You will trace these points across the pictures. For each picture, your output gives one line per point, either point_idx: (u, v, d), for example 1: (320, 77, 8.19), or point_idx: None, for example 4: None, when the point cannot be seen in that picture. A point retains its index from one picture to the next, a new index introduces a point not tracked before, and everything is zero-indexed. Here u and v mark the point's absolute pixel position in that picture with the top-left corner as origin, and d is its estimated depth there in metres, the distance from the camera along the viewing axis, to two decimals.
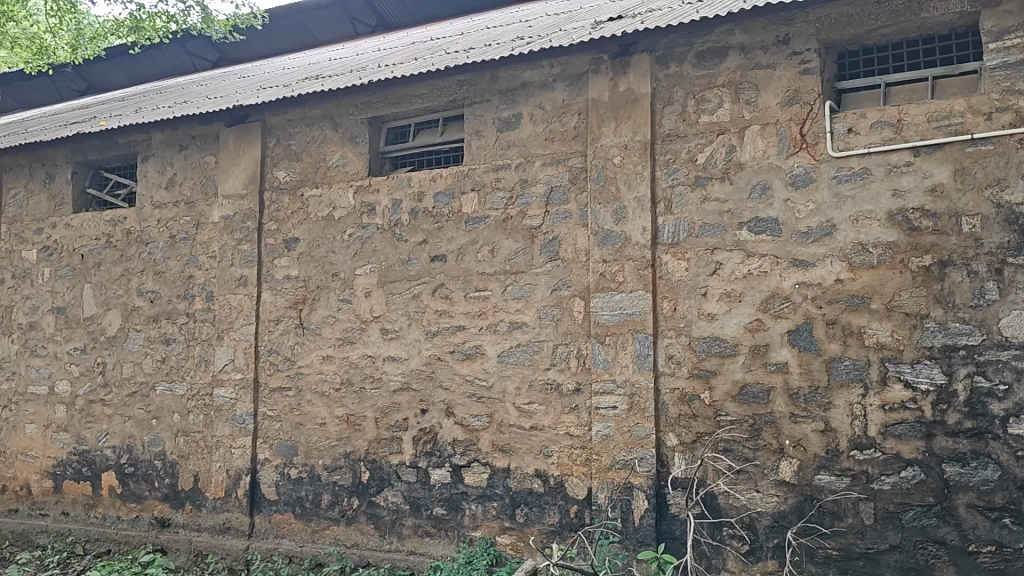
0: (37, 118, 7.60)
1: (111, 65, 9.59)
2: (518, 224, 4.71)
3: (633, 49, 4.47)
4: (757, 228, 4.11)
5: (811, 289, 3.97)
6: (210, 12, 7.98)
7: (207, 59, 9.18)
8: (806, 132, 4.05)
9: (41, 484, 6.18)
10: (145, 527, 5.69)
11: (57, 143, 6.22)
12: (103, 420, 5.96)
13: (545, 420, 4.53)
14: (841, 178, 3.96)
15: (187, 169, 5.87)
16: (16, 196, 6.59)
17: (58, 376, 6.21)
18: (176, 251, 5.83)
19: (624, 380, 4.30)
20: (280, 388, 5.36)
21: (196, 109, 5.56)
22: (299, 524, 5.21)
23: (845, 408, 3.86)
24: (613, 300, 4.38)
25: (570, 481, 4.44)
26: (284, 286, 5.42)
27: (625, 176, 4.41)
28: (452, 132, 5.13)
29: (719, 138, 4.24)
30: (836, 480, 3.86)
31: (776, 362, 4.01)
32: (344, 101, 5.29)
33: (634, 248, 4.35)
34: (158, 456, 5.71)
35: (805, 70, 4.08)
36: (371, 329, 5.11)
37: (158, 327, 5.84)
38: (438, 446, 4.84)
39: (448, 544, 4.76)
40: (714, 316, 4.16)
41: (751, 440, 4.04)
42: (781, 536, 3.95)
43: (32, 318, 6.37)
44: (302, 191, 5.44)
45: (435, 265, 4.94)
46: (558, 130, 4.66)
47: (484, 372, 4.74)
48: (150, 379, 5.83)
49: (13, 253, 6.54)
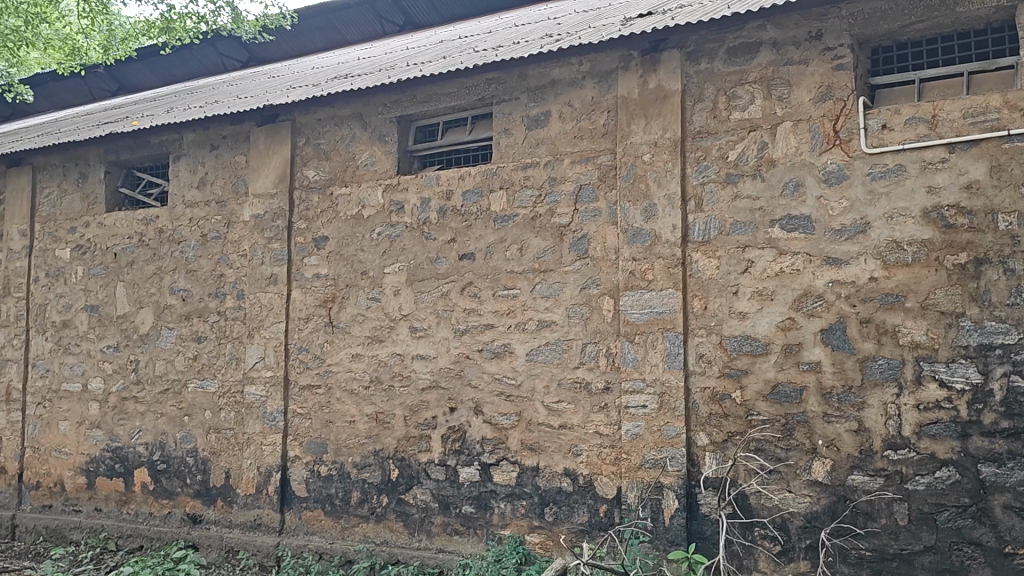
0: (70, 118, 7.70)
1: (143, 65, 9.69)
2: (546, 223, 4.70)
3: (663, 45, 4.43)
4: (790, 225, 4.06)
5: (845, 287, 3.92)
6: (240, 13, 8.03)
7: (237, 59, 9.25)
8: (840, 128, 4.01)
9: (75, 480, 6.25)
10: (177, 523, 5.75)
11: (90, 142, 6.29)
12: (136, 417, 6.03)
13: (574, 419, 4.52)
14: (875, 174, 3.91)
15: (218, 168, 5.91)
16: (49, 196, 6.67)
17: (91, 373, 6.28)
18: (207, 250, 5.87)
19: (653, 379, 4.28)
20: (309, 386, 5.38)
21: (227, 109, 5.59)
22: (329, 521, 5.23)
23: (880, 408, 3.81)
24: (643, 298, 4.35)
25: (599, 480, 4.42)
26: (314, 284, 5.45)
27: (655, 173, 4.38)
28: (481, 129, 5.13)
29: (750, 135, 4.20)
30: (870, 480, 3.81)
31: (808, 362, 3.97)
32: (373, 100, 5.31)
33: (664, 246, 4.32)
34: (190, 453, 5.76)
35: (838, 65, 4.03)
36: (400, 327, 5.12)
37: (190, 324, 5.89)
38: (467, 444, 4.84)
39: (477, 542, 4.77)
40: (746, 315, 4.12)
41: (784, 440, 4.00)
42: (814, 537, 3.91)
43: (66, 316, 6.45)
44: (331, 190, 5.46)
45: (464, 263, 4.94)
46: (587, 128, 4.64)
47: (513, 370, 4.73)
48: (182, 375, 5.88)
49: (47, 252, 6.62)
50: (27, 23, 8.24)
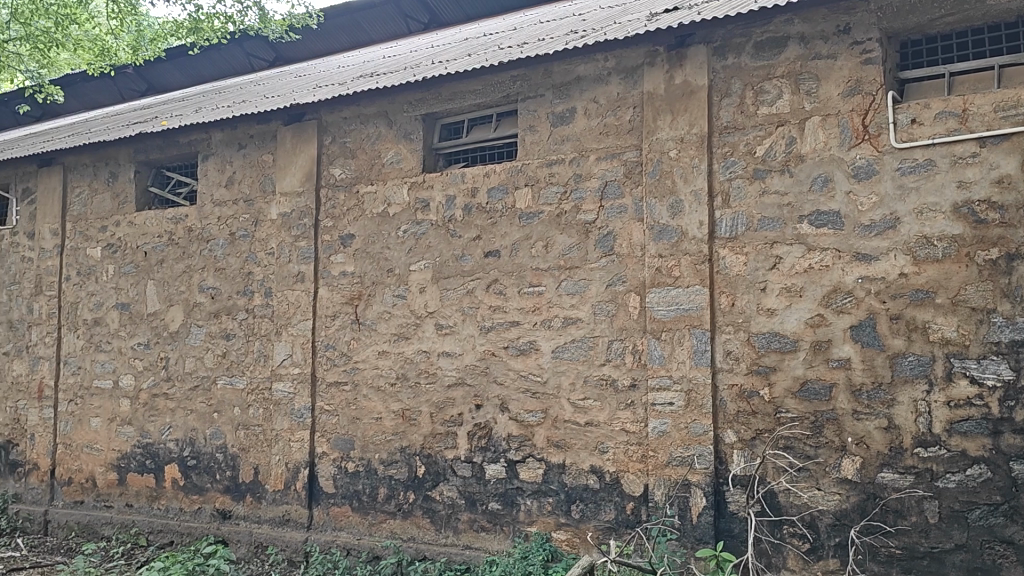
0: (100, 118, 7.78)
1: (171, 66, 9.79)
2: (572, 220, 4.70)
3: (690, 41, 4.40)
4: (819, 221, 4.04)
5: (875, 284, 3.89)
6: (267, 11, 8.07)
7: (264, 59, 9.32)
8: (869, 123, 3.98)
9: (106, 476, 6.33)
10: (207, 518, 5.81)
11: (120, 142, 6.36)
12: (166, 413, 6.09)
13: (601, 416, 4.51)
14: (905, 169, 3.87)
15: (246, 167, 5.96)
16: (80, 195, 6.75)
17: (122, 370, 6.36)
18: (235, 249, 5.92)
19: (681, 376, 4.26)
20: (336, 382, 5.42)
21: (255, 109, 5.63)
22: (356, 517, 5.26)
23: (910, 405, 3.78)
24: (669, 294, 4.34)
25: (626, 477, 4.41)
26: (340, 282, 5.48)
27: (681, 169, 4.37)
28: (506, 126, 5.13)
29: (778, 130, 4.18)
30: (899, 478, 3.78)
31: (838, 359, 3.94)
32: (398, 98, 5.33)
33: (692, 242, 4.31)
34: (219, 449, 5.82)
35: (867, 59, 4.00)
36: (426, 325, 5.13)
37: (219, 322, 5.94)
38: (493, 441, 4.85)
39: (504, 539, 4.77)
40: (774, 311, 4.10)
41: (813, 437, 3.97)
42: (842, 535, 3.89)
43: (97, 314, 6.53)
44: (357, 188, 5.49)
45: (489, 260, 4.95)
46: (613, 124, 4.63)
47: (539, 367, 4.73)
48: (211, 372, 5.93)
49: (79, 251, 6.70)
50: (57, 24, 8.35)
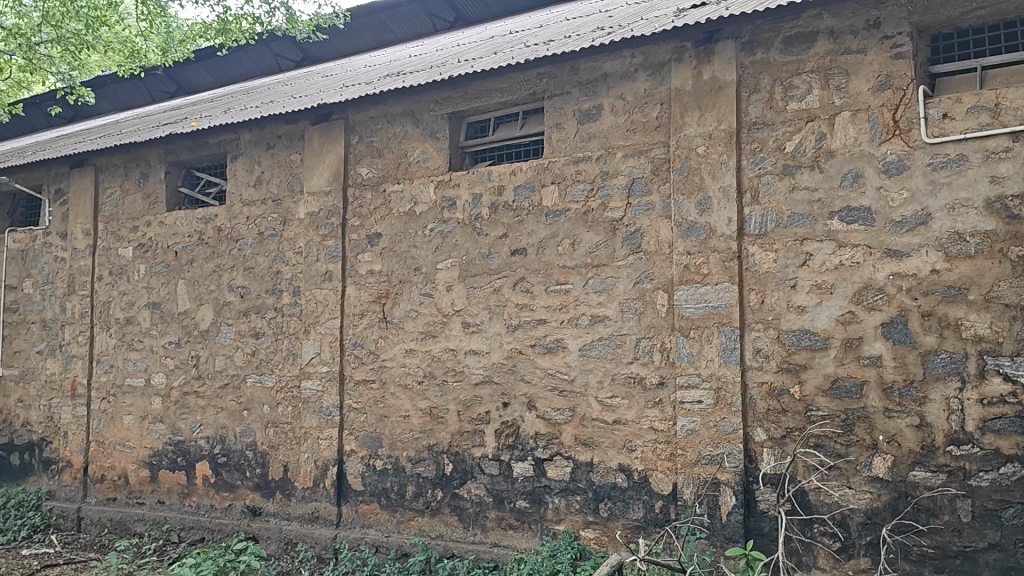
0: (131, 119, 7.87)
1: (200, 67, 9.91)
2: (599, 217, 4.69)
3: (717, 36, 4.37)
4: (849, 218, 4.00)
5: (906, 280, 3.85)
6: (294, 12, 8.11)
7: (291, 59, 9.39)
8: (899, 118, 3.94)
9: (139, 474, 6.40)
10: (238, 515, 5.87)
11: (151, 143, 6.43)
12: (197, 411, 6.15)
13: (629, 414, 4.50)
14: (936, 165, 3.84)
15: (275, 167, 6.00)
16: (112, 196, 6.83)
17: (154, 368, 6.42)
18: (264, 248, 5.96)
19: (709, 374, 4.24)
20: (364, 380, 5.44)
21: (283, 109, 5.67)
22: (384, 514, 5.29)
23: (942, 402, 3.74)
24: (698, 292, 4.32)
25: (654, 475, 4.40)
26: (368, 280, 5.50)
27: (709, 166, 4.34)
28: (533, 124, 5.14)
29: (808, 125, 4.15)
30: (932, 476, 3.74)
31: (869, 356, 3.91)
32: (424, 97, 5.35)
33: (720, 239, 4.28)
34: (249, 447, 5.86)
35: (897, 54, 3.96)
36: (453, 323, 5.15)
37: (248, 320, 5.99)
38: (521, 439, 4.85)
39: (532, 537, 4.78)
40: (805, 308, 4.07)
41: (844, 436, 3.94)
42: (874, 533, 3.85)
43: (129, 313, 6.61)
44: (384, 187, 5.51)
45: (516, 258, 4.95)
46: (640, 121, 4.61)
47: (566, 365, 4.73)
48: (241, 371, 5.98)
49: (110, 250, 6.78)
50: (87, 26, 8.48)
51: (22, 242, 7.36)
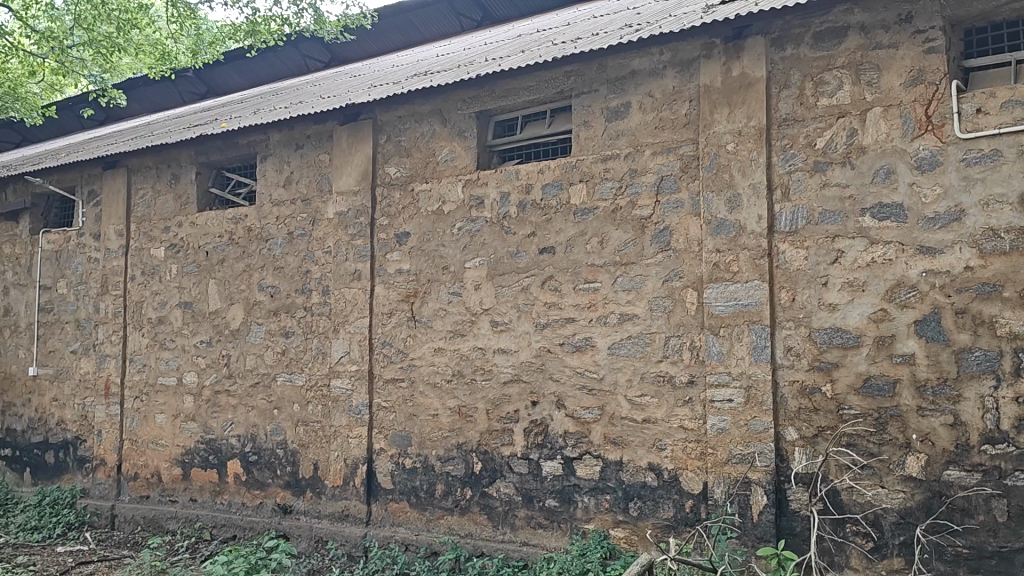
0: (162, 120, 7.95)
1: (230, 68, 9.99)
2: (627, 215, 4.67)
3: (747, 32, 4.34)
4: (881, 214, 3.96)
5: (939, 277, 3.81)
6: (322, 13, 8.15)
7: (319, 60, 9.45)
8: (932, 113, 3.89)
9: (171, 471, 6.47)
10: (269, 513, 5.92)
11: (182, 145, 6.50)
12: (228, 410, 6.21)
13: (658, 413, 4.48)
14: (970, 160, 3.79)
15: (304, 167, 6.04)
16: (144, 197, 6.90)
17: (186, 367, 6.49)
18: (294, 248, 6.00)
19: (740, 372, 4.22)
20: (393, 379, 5.46)
21: (312, 109, 5.70)
22: (414, 512, 5.31)
23: (977, 401, 3.69)
24: (728, 290, 4.29)
25: (685, 474, 4.38)
26: (396, 279, 5.52)
27: (739, 163, 4.31)
28: (561, 123, 5.13)
29: (839, 121, 4.10)
30: (966, 476, 3.69)
31: (902, 354, 3.86)
32: (452, 97, 5.36)
33: (750, 236, 4.25)
34: (280, 445, 5.91)
35: (929, 48, 3.91)
36: (481, 321, 5.15)
37: (278, 320, 6.03)
38: (550, 438, 4.85)
39: (562, 536, 4.77)
40: (836, 306, 4.03)
41: (876, 434, 3.90)
42: (908, 533, 3.81)
43: (161, 313, 6.68)
44: (412, 187, 5.53)
45: (544, 257, 4.94)
46: (668, 118, 4.59)
47: (595, 364, 4.72)
48: (271, 369, 6.02)
49: (143, 251, 6.86)
50: (119, 29, 8.59)
51: (56, 243, 7.46)
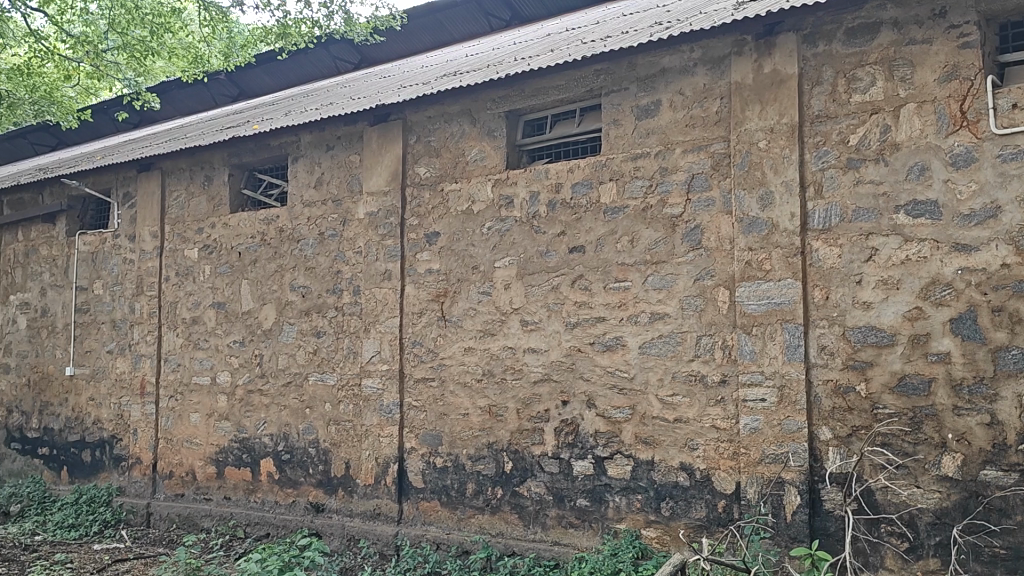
0: (195, 123, 8.03)
1: (261, 71, 10.08)
2: (658, 214, 4.66)
3: (778, 29, 4.31)
4: (916, 211, 3.92)
5: (975, 275, 3.76)
6: (352, 14, 8.19)
7: (348, 61, 9.50)
8: (967, 109, 3.84)
9: (205, 470, 6.55)
10: (302, 511, 5.97)
11: (215, 147, 6.56)
12: (261, 409, 6.26)
13: (690, 412, 4.46)
14: (1007, 156, 3.74)
15: (334, 168, 6.07)
16: (178, 199, 6.98)
17: (219, 367, 6.56)
18: (325, 248, 6.05)
19: (773, 372, 4.19)
20: (424, 379, 5.48)
21: (342, 110, 5.73)
22: (445, 511, 5.33)
23: (1014, 400, 3.64)
24: (760, 289, 4.26)
25: (717, 474, 4.35)
26: (426, 279, 5.54)
27: (771, 160, 4.28)
28: (590, 121, 5.12)
29: (872, 118, 4.06)
30: (1003, 476, 3.65)
31: (937, 353, 3.81)
32: (482, 97, 5.36)
33: (783, 235, 4.22)
34: (312, 444, 5.95)
35: (964, 43, 3.87)
36: (511, 321, 5.15)
37: (310, 320, 6.08)
38: (581, 438, 4.84)
39: (593, 535, 4.77)
40: (871, 305, 3.99)
41: (912, 433, 3.85)
42: (944, 533, 3.77)
43: (195, 313, 6.75)
44: (442, 187, 5.55)
45: (574, 256, 4.94)
46: (699, 116, 4.57)
47: (626, 363, 4.70)
48: (303, 369, 6.07)
49: (177, 252, 6.93)
50: (152, 33, 8.68)
51: (92, 244, 7.57)
